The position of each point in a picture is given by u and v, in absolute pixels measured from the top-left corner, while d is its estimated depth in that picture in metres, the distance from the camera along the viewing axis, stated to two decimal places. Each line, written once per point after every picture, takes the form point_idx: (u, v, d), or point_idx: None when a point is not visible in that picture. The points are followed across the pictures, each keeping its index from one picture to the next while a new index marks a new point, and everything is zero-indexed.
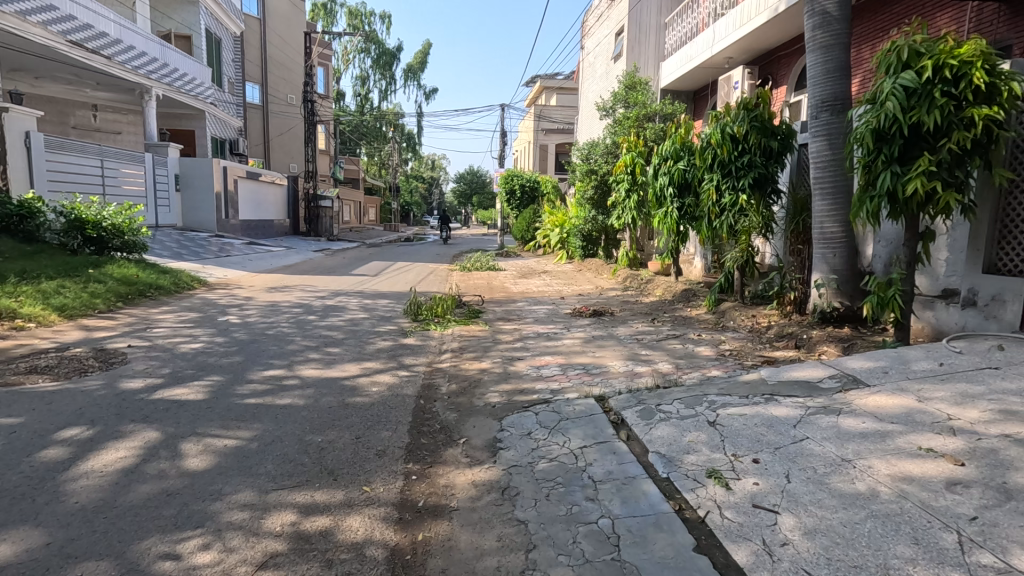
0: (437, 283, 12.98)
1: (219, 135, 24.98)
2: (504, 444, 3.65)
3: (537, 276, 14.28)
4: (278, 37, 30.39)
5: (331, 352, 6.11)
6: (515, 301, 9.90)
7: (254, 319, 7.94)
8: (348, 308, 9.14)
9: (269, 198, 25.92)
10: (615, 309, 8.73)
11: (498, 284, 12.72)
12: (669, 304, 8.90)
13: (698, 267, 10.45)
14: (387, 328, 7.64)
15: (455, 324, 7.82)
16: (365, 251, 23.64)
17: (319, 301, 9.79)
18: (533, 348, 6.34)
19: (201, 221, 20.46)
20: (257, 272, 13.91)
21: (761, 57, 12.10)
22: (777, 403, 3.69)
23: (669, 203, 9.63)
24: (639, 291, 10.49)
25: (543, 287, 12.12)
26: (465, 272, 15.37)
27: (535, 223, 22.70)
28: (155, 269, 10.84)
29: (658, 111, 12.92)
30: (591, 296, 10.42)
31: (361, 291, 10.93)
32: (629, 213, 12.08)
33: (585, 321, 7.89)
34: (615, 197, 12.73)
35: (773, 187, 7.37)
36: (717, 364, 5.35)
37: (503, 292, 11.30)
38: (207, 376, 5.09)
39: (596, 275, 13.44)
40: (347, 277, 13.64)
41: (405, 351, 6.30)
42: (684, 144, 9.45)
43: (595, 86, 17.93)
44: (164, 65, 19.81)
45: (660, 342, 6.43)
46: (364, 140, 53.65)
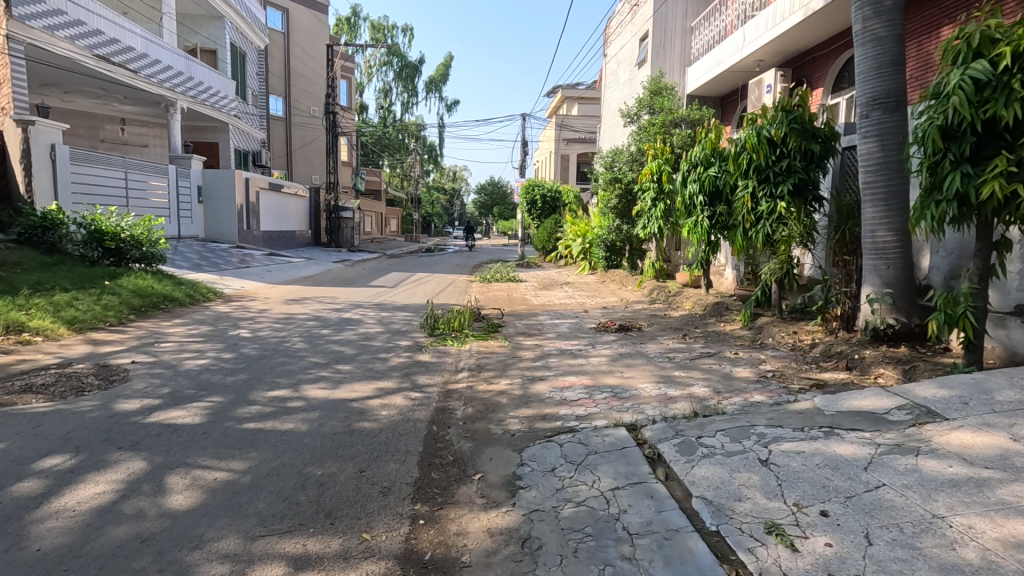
0: (456, 294, 12.65)
1: (241, 147, 25.22)
2: (524, 483, 3.22)
3: (560, 288, 13.87)
4: (301, 51, 30.76)
5: (340, 370, 5.76)
6: (536, 315, 9.48)
7: (266, 333, 7.67)
8: (362, 322, 8.83)
9: (291, 209, 26.04)
10: (643, 324, 8.25)
11: (518, 296, 12.33)
12: (700, 319, 8.39)
13: (730, 280, 9.90)
14: (402, 343, 7.30)
15: (473, 340, 7.43)
16: (385, 262, 23.50)
17: (334, 314, 9.51)
18: (556, 367, 5.91)
19: (223, 232, 20.56)
20: (275, 283, 13.78)
21: (795, 59, 11.56)
22: (840, 440, 3.19)
23: (699, 212, 9.15)
24: (667, 305, 9.98)
25: (565, 300, 11.70)
26: (485, 284, 15.02)
27: (557, 233, 22.29)
28: (171, 281, 10.73)
29: (686, 116, 12.45)
30: (616, 310, 9.94)
31: (378, 304, 10.64)
32: (655, 222, 11.63)
33: (610, 337, 7.42)
34: (641, 206, 12.27)
35: (814, 193, 6.83)
36: (759, 388, 4.84)
37: (524, 305, 10.90)
38: (207, 396, 4.78)
39: (621, 287, 12.96)
40: (366, 289, 13.40)
41: (419, 369, 5.92)
42: (714, 150, 8.98)
43: (619, 93, 17.55)
44: (188, 78, 20.07)
45: (694, 362, 5.93)
46: (387, 152, 54.09)
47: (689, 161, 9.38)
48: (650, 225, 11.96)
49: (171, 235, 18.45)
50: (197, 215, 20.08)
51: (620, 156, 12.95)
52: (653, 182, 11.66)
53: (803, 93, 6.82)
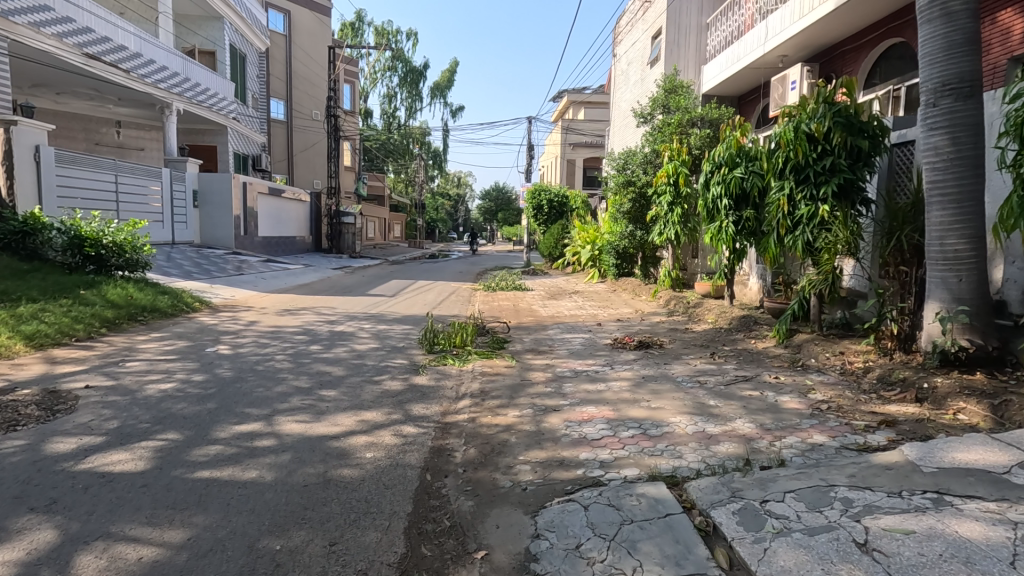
0: (459, 305, 11.93)
1: (241, 151, 24.66)
2: (543, 569, 2.46)
3: (569, 297, 13.11)
4: (303, 53, 30.26)
5: (324, 398, 5.01)
6: (546, 328, 8.72)
7: (248, 349, 6.94)
8: (356, 336, 8.09)
9: (291, 214, 25.42)
10: (664, 340, 7.48)
11: (526, 306, 11.59)
12: (727, 334, 7.62)
13: (755, 290, 9.13)
14: (398, 362, 6.55)
15: (476, 358, 6.67)
16: (387, 269, 22.85)
17: (326, 327, 8.78)
18: (572, 394, 5.15)
19: (219, 237, 19.92)
20: (268, 292, 13.09)
21: (823, 53, 10.73)
22: (959, 516, 2.43)
23: (723, 217, 8.40)
24: (687, 317, 9.21)
25: (576, 311, 10.94)
26: (489, 293, 14.30)
27: (564, 240, 21.57)
28: (155, 290, 10.02)
29: (703, 116, 11.73)
30: (632, 323, 9.16)
31: (375, 315, 9.92)
32: (672, 228, 10.93)
33: (629, 356, 6.65)
34: (656, 211, 11.52)
35: (861, 196, 6.06)
36: (816, 424, 4.08)
37: (532, 317, 10.15)
38: (162, 432, 4.04)
39: (635, 297, 12.20)
40: (364, 298, 12.70)
41: (414, 397, 5.17)
42: (740, 149, 8.26)
43: (630, 94, 16.85)
44: (184, 79, 19.53)
45: (731, 388, 5.15)
46: (391, 157, 53.62)
47: (711, 162, 8.66)
48: (666, 232, 11.21)
49: (165, 241, 17.81)
50: (192, 220, 19.45)
51: (633, 158, 12.23)
52: (669, 185, 10.96)
53: (848, 83, 6.08)
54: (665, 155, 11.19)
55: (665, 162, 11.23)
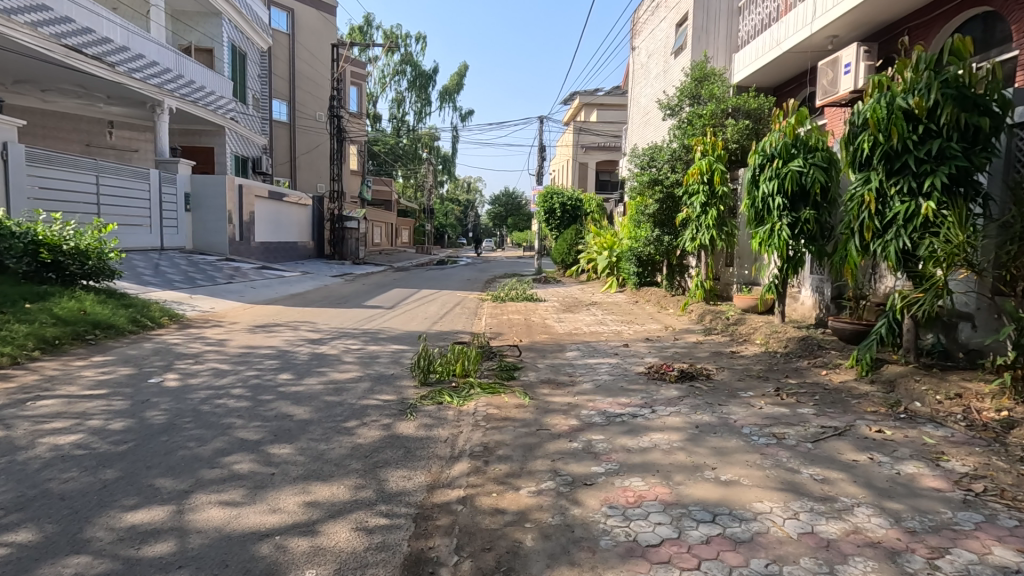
0: (465, 318, 10.65)
1: (240, 152, 23.66)
2: None
3: (586, 310, 11.81)
4: (306, 53, 29.28)
5: (273, 460, 3.72)
6: (564, 351, 7.39)
7: (200, 379, 5.67)
8: (339, 360, 6.81)
9: (292, 219, 24.35)
10: (710, 368, 6.11)
11: (540, 321, 10.27)
12: (785, 362, 6.25)
13: (810, 306, 7.76)
14: (383, 398, 5.26)
15: (480, 394, 5.34)
16: (391, 276, 21.68)
17: (306, 347, 7.51)
18: (609, 454, 3.82)
19: (213, 243, 18.82)
20: (254, 303, 11.89)
21: (880, 33, 9.32)
22: None
23: (775, 219, 7.07)
24: (731, 337, 7.83)
25: (597, 326, 9.60)
26: (498, 304, 13.02)
27: (578, 246, 20.26)
28: (117, 302, 8.81)
29: (740, 105, 10.36)
30: (665, 344, 7.80)
31: (367, 331, 8.68)
32: (706, 232, 9.69)
33: (672, 392, 5.29)
34: (687, 213, 10.18)
35: (978, 190, 4.67)
36: (984, 524, 2.72)
37: (548, 334, 8.83)
38: (14, 528, 2.76)
39: (661, 310, 10.84)
40: (358, 310, 11.45)
41: (394, 457, 3.86)
42: (797, 138, 6.95)
43: (652, 89, 15.55)
44: (176, 77, 18.58)
45: (824, 449, 3.79)
46: (399, 162, 52.66)
47: (758, 153, 7.31)
48: (699, 237, 9.88)
49: (153, 247, 16.72)
50: (184, 224, 18.36)
51: (659, 154, 10.87)
52: (703, 184, 9.75)
53: (959, 44, 4.72)
54: (698, 150, 9.87)
55: (697, 158, 9.91)
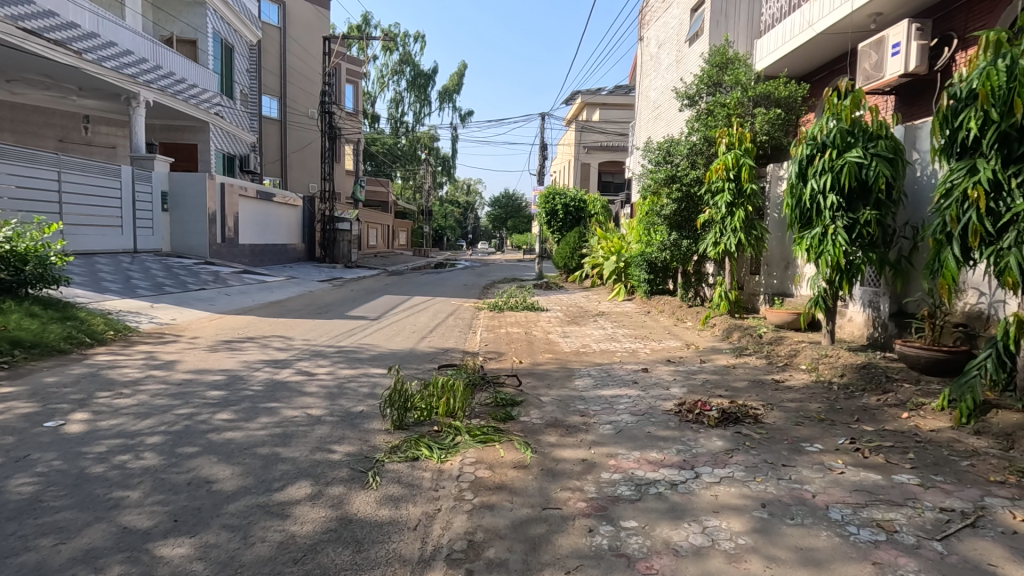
0: (458, 332, 9.47)
1: (225, 149, 22.49)
2: None
3: (593, 322, 10.61)
4: (298, 47, 28.14)
5: (154, 572, 2.52)
6: (573, 379, 6.18)
7: (114, 420, 4.47)
8: (301, 389, 5.62)
9: (281, 220, 23.19)
10: (756, 406, 4.92)
11: (543, 336, 9.06)
12: (848, 398, 5.08)
13: (863, 324, 6.59)
14: (344, 450, 4.06)
15: (468, 445, 4.16)
16: (383, 281, 20.51)
17: (264, 371, 6.30)
18: (650, 560, 2.63)
19: (192, 245, 17.63)
20: (224, 313, 10.68)
21: (933, 8, 8.10)
22: None
23: (826, 222, 5.90)
24: (768, 360, 6.63)
25: (608, 343, 8.38)
26: (496, 314, 11.86)
27: (581, 249, 19.11)
28: (54, 315, 7.59)
29: (769, 93, 9.13)
30: (691, 368, 6.59)
31: (343, 349, 7.50)
32: (731, 236, 8.55)
33: (715, 444, 4.09)
34: (709, 215, 9.00)
35: None
36: None
37: (553, 355, 7.61)
38: None
39: (678, 324, 9.69)
40: (340, 322, 10.27)
41: (339, 562, 2.67)
42: (853, 123, 5.79)
43: (663, 80, 14.42)
44: (153, 68, 17.48)
45: (963, 553, 2.61)
46: (398, 163, 51.54)
47: (803, 142, 6.13)
48: (723, 242, 8.71)
49: (125, 250, 15.54)
50: (161, 225, 17.18)
51: (676, 147, 9.65)
52: (728, 180, 8.59)
53: None
54: (722, 143, 8.71)
55: (720, 152, 8.75)
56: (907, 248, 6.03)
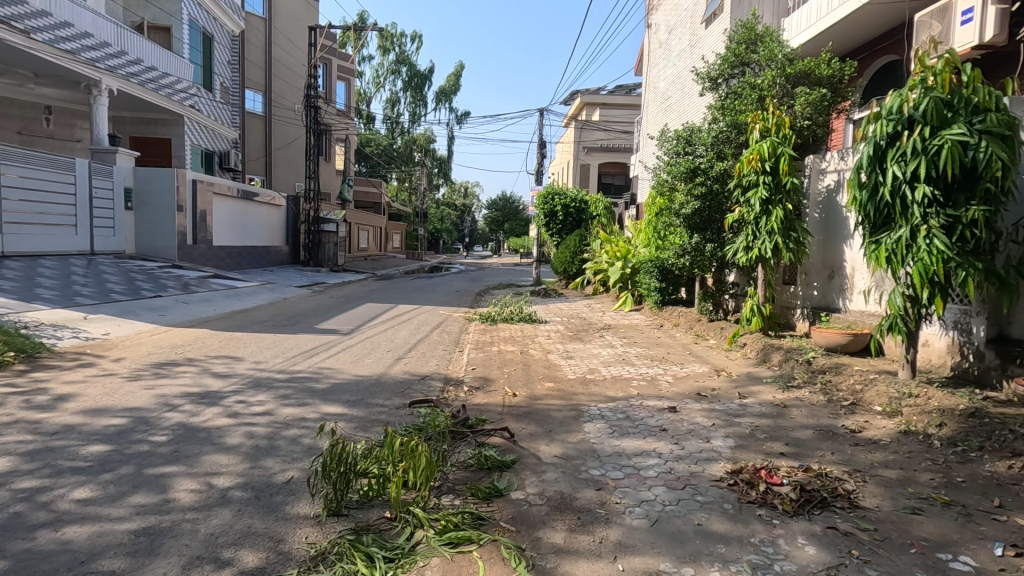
0: (443, 351, 8.07)
1: (203, 145, 21.05)
2: None
3: (600, 338, 9.21)
4: (284, 39, 26.78)
5: None
6: (582, 426, 4.73)
7: None
8: (216, 441, 4.17)
9: (262, 221, 21.77)
10: (841, 477, 3.51)
11: (542, 357, 7.64)
12: (965, 463, 3.69)
13: (946, 349, 5.25)
14: (240, 566, 2.64)
15: (430, 554, 2.76)
16: (368, 286, 19.05)
17: (181, 410, 4.85)
18: None
19: (160, 248, 16.22)
20: (172, 326, 9.22)
21: None
22: None
23: (915, 221, 4.52)
24: (829, 398, 5.24)
25: (620, 367, 6.97)
26: (489, 327, 10.48)
27: (582, 254, 17.77)
28: None
29: (809, 71, 7.65)
30: (730, 408, 5.18)
31: (294, 377, 6.04)
32: (767, 240, 7.17)
33: (807, 555, 2.68)
34: (739, 214, 7.59)
35: None
36: None
37: (556, 384, 6.18)
38: None
39: (699, 342, 8.34)
40: (306, 337, 8.85)
41: None
42: (951, 92, 4.44)
43: (677, 67, 13.07)
44: (117, 54, 16.13)
45: None
46: (392, 164, 50.15)
47: (878, 119, 4.75)
48: (757, 247, 7.29)
49: (81, 251, 14.08)
50: (125, 225, 15.75)
51: (698, 136, 8.25)
52: (764, 173, 7.22)
53: None
54: (755, 130, 7.35)
55: (752, 140, 7.40)
56: (1015, 256, 4.65)
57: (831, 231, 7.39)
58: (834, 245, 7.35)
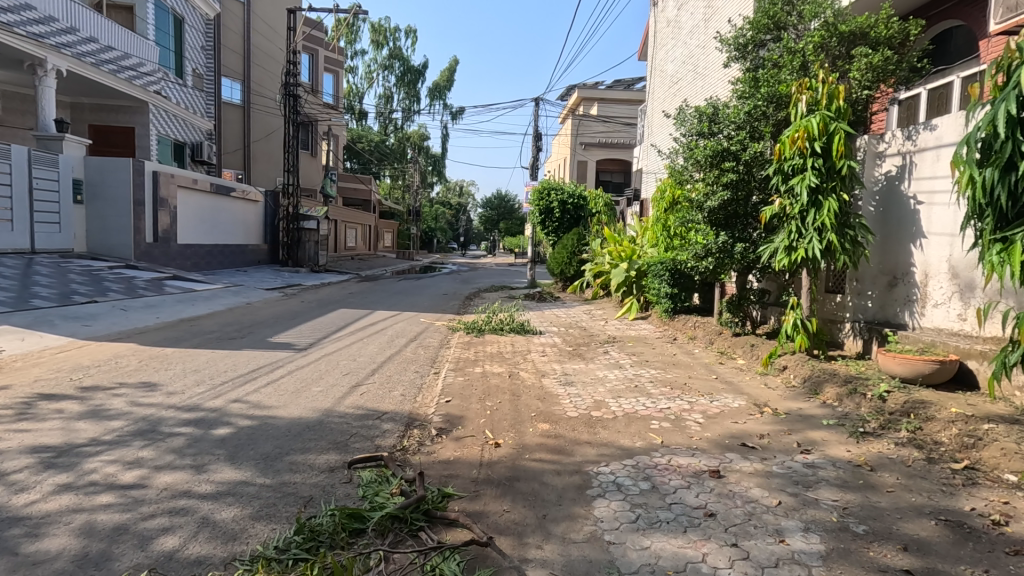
0: (414, 374, 6.60)
1: (171, 135, 19.47)
2: None
3: (604, 354, 7.74)
4: (264, 25, 25.17)
5: None
6: (591, 508, 3.25)
7: None
8: (23, 547, 2.68)
9: (236, 217, 20.23)
10: None
11: (536, 384, 6.14)
12: None
13: None
14: None
15: None
16: (348, 289, 17.56)
17: (9, 480, 3.35)
18: None
19: (114, 246, 14.68)
20: (91, 338, 7.69)
21: None
22: None
23: None
24: (929, 457, 3.82)
25: (633, 400, 5.52)
26: (473, 340, 9.00)
27: (581, 254, 16.32)
28: None
29: (866, 29, 6.18)
30: (797, 472, 3.70)
31: (203, 422, 4.52)
32: (816, 239, 5.72)
33: None
34: (779, 207, 6.14)
35: None
36: None
37: (553, 429, 4.70)
38: None
39: (725, 362, 6.92)
40: (251, 354, 7.35)
41: None
42: None
43: (689, 45, 11.61)
44: (67, 30, 14.67)
45: None
46: (384, 161, 48.55)
47: (1017, 66, 3.31)
48: (803, 247, 5.83)
49: (19, 250, 12.52)
50: (73, 220, 14.19)
51: (724, 113, 6.80)
52: (813, 156, 5.77)
53: None
54: (801, 102, 5.91)
55: (797, 115, 5.96)
56: None
57: (894, 228, 5.97)
58: (897, 246, 5.93)
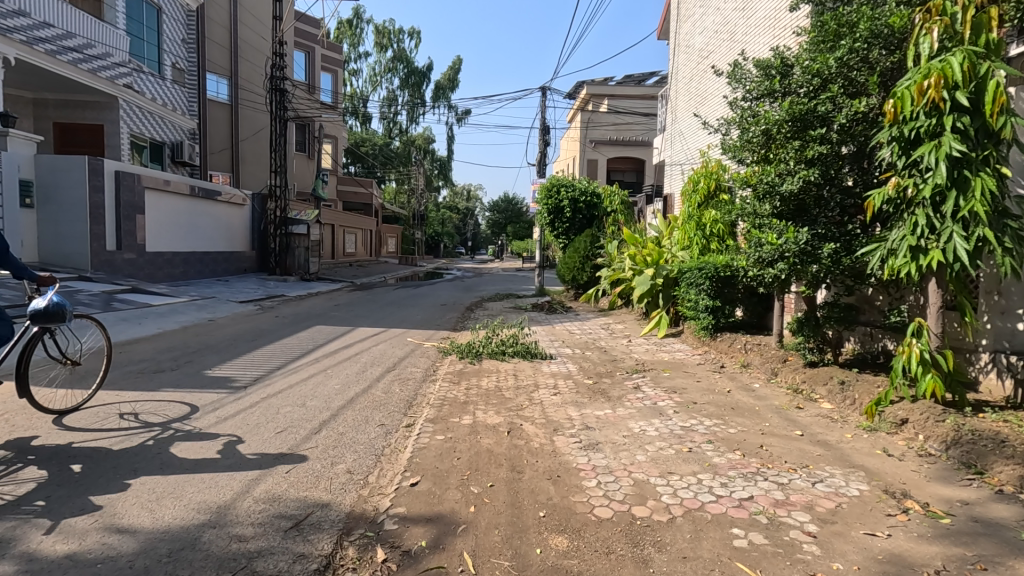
0: (377, 430, 4.74)
1: (147, 134, 17.85)
2: None
3: (636, 393, 5.82)
4: (249, 15, 23.60)
5: None
6: None
7: None
8: None
9: (218, 222, 18.57)
10: None
11: (545, 449, 4.26)
12: None
13: None
14: None
15: None
16: (337, 299, 15.81)
17: None
18: None
19: (70, 255, 13.04)
20: None
21: None
22: None
23: None
24: None
25: (693, 481, 3.64)
26: (467, 370, 7.15)
27: (595, 259, 14.46)
28: None
29: None
30: None
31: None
32: (961, 234, 3.83)
33: None
34: (894, 189, 4.26)
35: None
36: None
37: (575, 555, 2.83)
38: None
39: (806, 407, 5.02)
40: (168, 395, 5.56)
41: None
42: None
43: (724, 9, 9.76)
44: (18, 13, 12.99)
45: None
46: (387, 166, 47.03)
47: None
48: (938, 247, 3.94)
49: None
50: (22, 227, 12.57)
51: (800, 65, 4.97)
52: (953, 112, 3.90)
53: None
54: (931, 36, 4.03)
55: (922, 55, 4.09)
56: None
57: None
58: None
